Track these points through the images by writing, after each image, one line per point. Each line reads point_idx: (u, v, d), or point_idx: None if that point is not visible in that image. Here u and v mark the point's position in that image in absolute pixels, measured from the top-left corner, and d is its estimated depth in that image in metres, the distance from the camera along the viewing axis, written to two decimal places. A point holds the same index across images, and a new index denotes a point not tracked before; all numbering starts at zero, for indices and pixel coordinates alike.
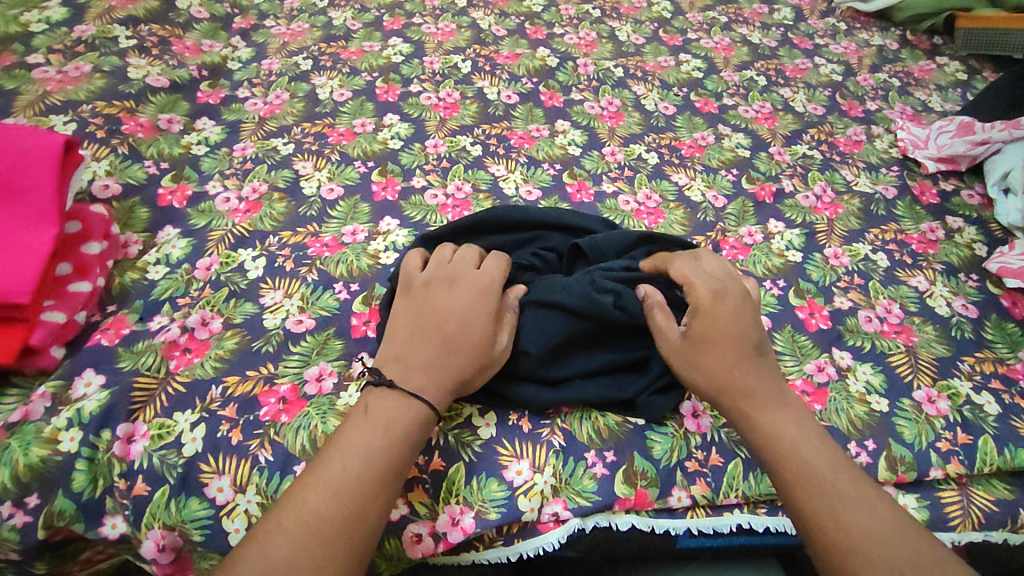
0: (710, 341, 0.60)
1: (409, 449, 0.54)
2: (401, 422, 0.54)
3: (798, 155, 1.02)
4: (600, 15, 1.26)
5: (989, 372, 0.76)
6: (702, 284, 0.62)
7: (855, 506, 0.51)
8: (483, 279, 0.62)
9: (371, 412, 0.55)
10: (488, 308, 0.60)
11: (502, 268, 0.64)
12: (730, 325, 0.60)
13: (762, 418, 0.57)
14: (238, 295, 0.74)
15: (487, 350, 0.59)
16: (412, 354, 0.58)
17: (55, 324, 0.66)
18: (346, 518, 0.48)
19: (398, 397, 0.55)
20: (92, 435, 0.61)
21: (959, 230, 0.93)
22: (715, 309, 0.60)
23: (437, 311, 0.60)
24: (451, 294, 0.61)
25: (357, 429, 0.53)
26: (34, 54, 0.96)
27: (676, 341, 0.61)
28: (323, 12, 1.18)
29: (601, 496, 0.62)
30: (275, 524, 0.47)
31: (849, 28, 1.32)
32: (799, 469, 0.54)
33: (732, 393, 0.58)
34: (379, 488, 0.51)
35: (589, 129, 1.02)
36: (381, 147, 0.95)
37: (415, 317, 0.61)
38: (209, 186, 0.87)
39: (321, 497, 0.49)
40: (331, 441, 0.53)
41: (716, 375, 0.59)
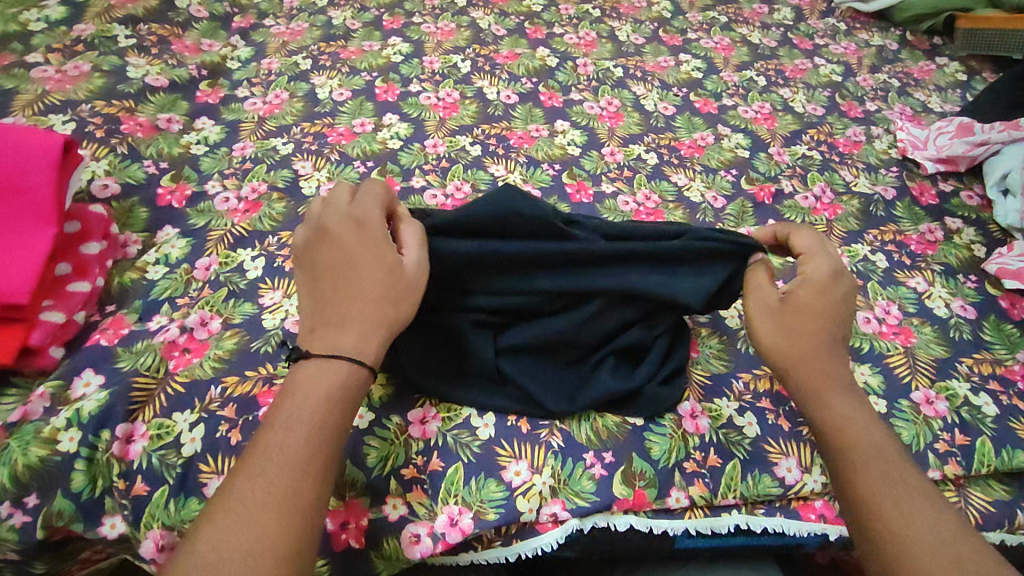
0: (807, 313, 0.60)
1: (336, 418, 0.52)
2: (321, 393, 0.52)
3: (797, 155, 1.02)
4: (600, 15, 1.26)
5: (988, 373, 0.76)
6: (821, 265, 0.62)
7: (919, 501, 0.52)
8: (357, 220, 0.59)
9: (293, 388, 0.53)
10: (375, 238, 0.59)
11: (374, 199, 0.61)
12: (831, 303, 0.61)
13: (838, 401, 0.58)
14: (237, 295, 0.75)
15: (395, 277, 0.58)
16: (322, 319, 0.57)
17: (54, 324, 0.66)
18: (278, 497, 0.47)
19: (318, 362, 0.54)
20: (91, 435, 0.61)
21: (958, 231, 0.93)
22: (828, 285, 0.61)
23: (328, 267, 0.58)
24: (333, 246, 0.59)
25: (281, 408, 0.52)
26: (34, 53, 0.96)
27: (770, 303, 0.61)
28: (322, 12, 1.18)
29: (600, 497, 0.62)
30: (207, 519, 0.47)
31: (849, 28, 1.32)
32: (866, 455, 0.55)
33: (809, 368, 0.59)
34: (309, 462, 0.49)
35: (589, 129, 1.02)
36: (380, 146, 0.95)
37: (310, 282, 0.59)
38: (208, 186, 0.87)
39: (249, 484, 0.48)
40: (260, 425, 0.52)
41: (801, 347, 0.59)
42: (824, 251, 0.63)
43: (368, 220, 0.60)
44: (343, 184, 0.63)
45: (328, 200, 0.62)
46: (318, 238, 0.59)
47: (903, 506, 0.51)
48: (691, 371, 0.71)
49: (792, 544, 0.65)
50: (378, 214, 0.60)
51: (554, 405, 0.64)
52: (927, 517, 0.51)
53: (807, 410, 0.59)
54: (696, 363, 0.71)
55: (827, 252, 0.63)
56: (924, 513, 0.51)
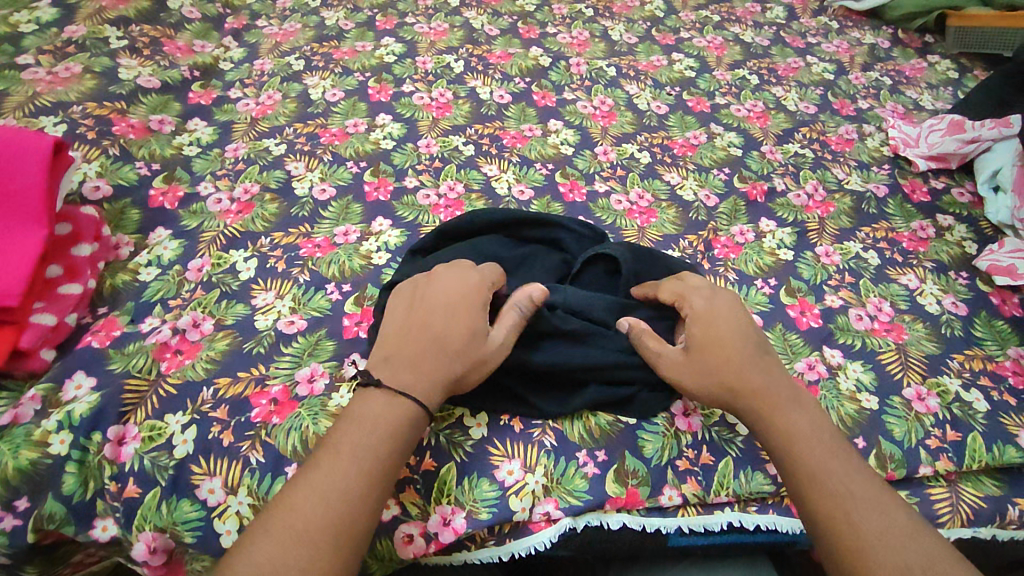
0: (711, 346, 0.60)
1: (398, 452, 0.52)
2: (384, 425, 0.53)
3: (789, 154, 1.02)
4: (593, 15, 1.26)
5: (979, 369, 0.76)
6: (695, 296, 0.64)
7: (869, 509, 0.51)
8: (471, 278, 0.62)
9: (359, 414, 0.54)
10: (475, 299, 0.60)
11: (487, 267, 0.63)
12: (726, 326, 0.61)
13: (780, 415, 0.58)
14: (230, 296, 0.74)
15: (476, 341, 0.58)
16: (398, 352, 0.58)
17: (44, 327, 0.66)
18: (335, 519, 0.48)
19: (386, 395, 0.55)
20: (82, 438, 0.61)
21: (949, 228, 0.94)
22: (715, 313, 0.62)
23: (425, 305, 0.60)
24: (439, 292, 0.60)
25: (344, 434, 0.52)
26: (24, 54, 0.95)
27: (678, 355, 0.61)
28: (315, 13, 1.18)
29: (593, 495, 0.62)
30: (260, 530, 0.47)
31: (840, 27, 1.32)
32: (814, 469, 0.54)
33: (743, 393, 0.59)
34: (367, 491, 0.50)
35: (581, 128, 1.02)
36: (373, 147, 0.95)
37: (404, 317, 0.60)
38: (200, 188, 0.86)
39: (306, 500, 0.48)
40: (321, 446, 0.52)
41: (726, 378, 0.59)
42: (692, 288, 0.65)
43: (476, 282, 0.61)
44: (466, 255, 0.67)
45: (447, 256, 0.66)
46: (426, 282, 0.62)
47: (854, 515, 0.51)
48: None
49: (784, 541, 0.65)
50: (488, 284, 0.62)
51: (548, 408, 0.64)
52: (879, 526, 0.50)
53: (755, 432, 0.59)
54: None
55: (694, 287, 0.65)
56: (875, 518, 0.50)
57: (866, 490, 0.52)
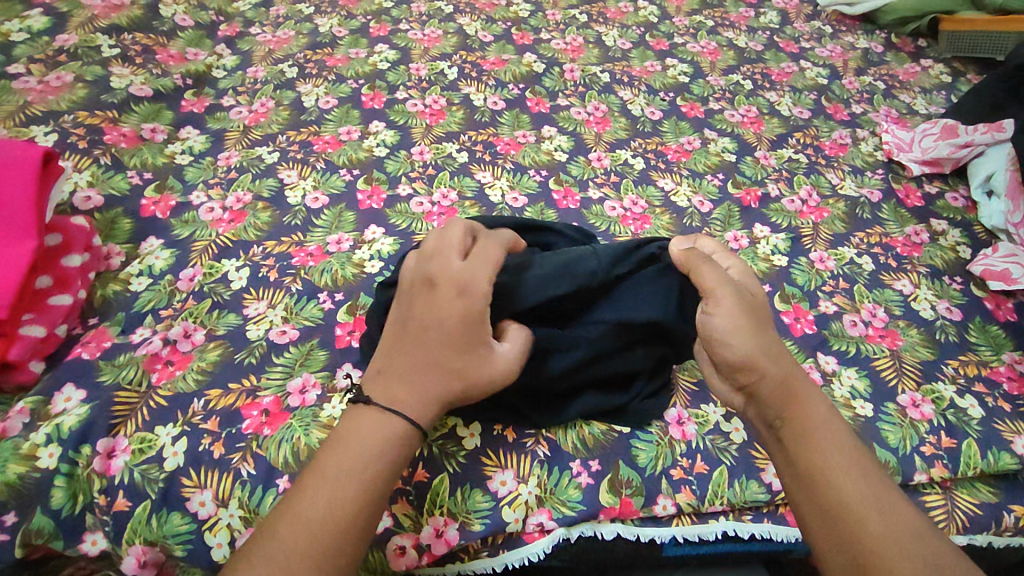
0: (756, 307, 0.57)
1: (383, 475, 0.51)
2: (370, 448, 0.51)
3: (783, 159, 1.02)
4: (587, 21, 1.26)
5: (973, 375, 0.76)
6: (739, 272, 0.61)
7: (897, 504, 0.48)
8: (467, 286, 0.55)
9: (345, 437, 0.53)
10: (470, 315, 0.54)
11: (489, 270, 0.56)
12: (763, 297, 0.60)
13: (804, 393, 0.54)
14: (221, 306, 0.74)
15: (472, 363, 0.54)
16: (392, 368, 0.56)
17: (34, 339, 0.65)
18: (320, 550, 0.46)
19: (375, 413, 0.53)
20: (71, 450, 0.60)
21: (943, 233, 0.94)
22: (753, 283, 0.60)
23: (421, 322, 0.55)
24: (435, 307, 0.55)
25: (330, 458, 0.51)
26: (15, 63, 0.95)
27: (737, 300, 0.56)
28: (308, 20, 1.18)
29: (586, 505, 0.62)
30: (245, 563, 0.46)
31: (834, 31, 1.33)
32: (842, 453, 0.51)
33: (779, 361, 0.54)
34: (354, 518, 0.48)
35: (576, 134, 1.02)
36: (366, 154, 0.94)
37: (400, 329, 0.57)
38: (193, 197, 0.86)
39: (290, 532, 0.47)
40: (308, 472, 0.51)
41: (767, 343, 0.55)
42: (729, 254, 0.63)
43: (473, 295, 0.55)
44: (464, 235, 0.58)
45: (441, 244, 0.57)
46: (421, 286, 0.56)
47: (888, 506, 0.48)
48: (676, 377, 0.71)
49: (780, 550, 0.65)
50: (488, 289, 0.55)
51: (541, 418, 0.64)
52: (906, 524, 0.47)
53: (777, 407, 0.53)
54: (682, 368, 0.71)
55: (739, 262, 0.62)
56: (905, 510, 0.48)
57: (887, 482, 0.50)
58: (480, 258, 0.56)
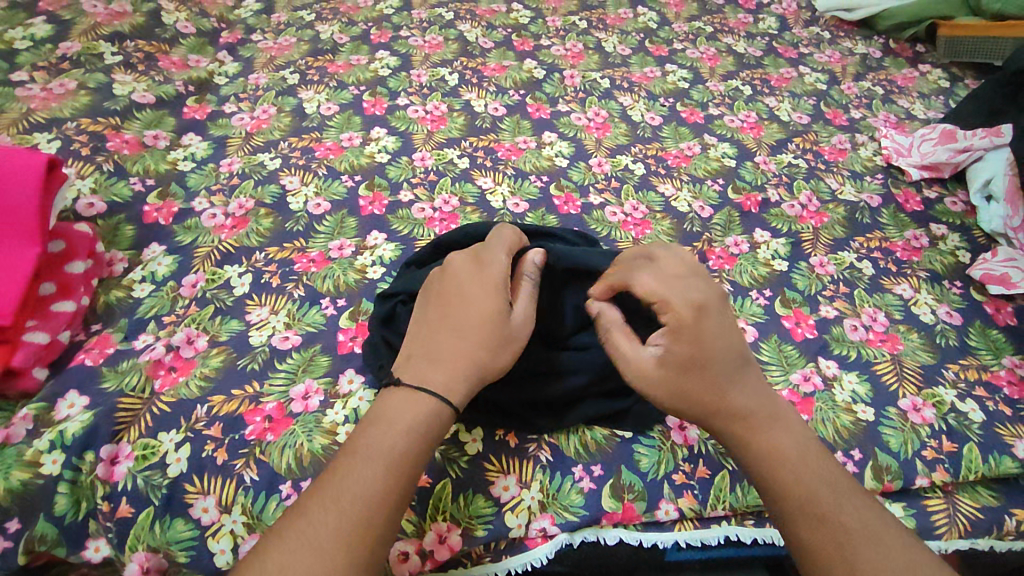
0: (689, 363, 0.56)
1: (416, 454, 0.51)
2: (404, 426, 0.52)
3: (783, 164, 1.03)
4: (586, 27, 1.27)
5: (974, 379, 0.76)
6: (680, 303, 0.57)
7: (853, 531, 0.50)
8: (485, 260, 0.60)
9: (380, 416, 0.53)
10: (491, 279, 0.58)
11: (504, 245, 0.61)
12: (715, 333, 0.56)
13: (762, 437, 0.55)
14: (224, 312, 0.74)
15: (500, 320, 0.56)
16: (420, 350, 0.57)
17: (37, 345, 0.66)
18: (350, 525, 0.46)
19: (406, 394, 0.54)
20: (75, 457, 0.61)
21: (943, 237, 0.94)
22: (696, 326, 0.56)
23: (442, 299, 0.58)
24: (454, 283, 0.59)
25: (365, 437, 0.51)
26: (19, 71, 0.95)
27: (657, 364, 0.56)
28: (310, 27, 1.18)
29: (589, 510, 0.62)
30: (275, 537, 0.46)
31: (833, 37, 1.34)
32: (802, 496, 0.52)
33: (723, 411, 0.55)
34: (388, 495, 0.48)
35: (576, 140, 1.02)
36: (368, 160, 0.95)
37: (425, 313, 0.59)
38: (195, 203, 0.86)
39: (322, 507, 0.47)
40: (343, 451, 0.51)
41: (699, 398, 0.55)
42: (679, 282, 0.59)
43: (492, 263, 0.59)
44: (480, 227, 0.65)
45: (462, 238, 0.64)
46: (438, 275, 0.61)
47: (850, 551, 0.49)
48: None
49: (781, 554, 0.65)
50: (503, 260, 0.60)
51: (542, 424, 0.64)
52: (865, 550, 0.49)
53: (735, 455, 0.56)
54: None
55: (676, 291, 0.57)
56: (870, 549, 0.49)
57: (858, 519, 0.51)
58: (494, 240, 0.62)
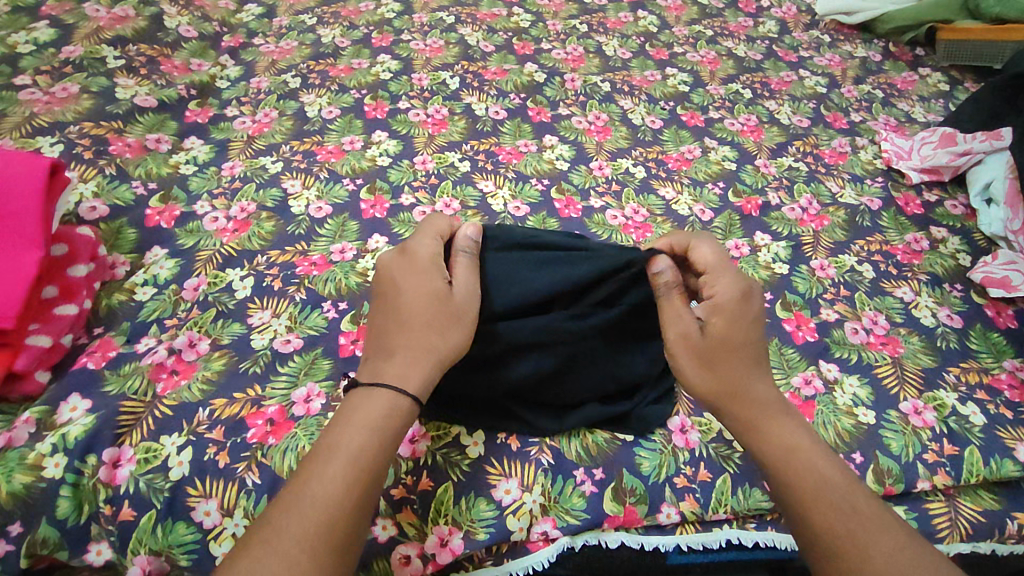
0: (722, 343, 0.56)
1: (381, 449, 0.50)
2: (368, 423, 0.51)
3: (783, 167, 1.03)
4: (587, 30, 1.27)
5: (975, 382, 0.76)
6: (725, 288, 0.58)
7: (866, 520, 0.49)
8: (410, 249, 0.60)
9: (341, 415, 0.52)
10: (422, 264, 0.58)
11: (430, 231, 0.61)
12: (747, 323, 0.57)
13: (779, 427, 0.54)
14: (226, 315, 0.74)
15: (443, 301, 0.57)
16: (373, 348, 0.57)
17: (39, 348, 0.66)
18: (316, 526, 0.46)
19: (363, 392, 0.53)
20: (77, 460, 0.61)
21: (943, 240, 0.94)
22: (737, 309, 0.57)
23: (379, 295, 0.58)
24: (386, 276, 0.59)
25: (328, 438, 0.50)
26: (22, 75, 0.96)
27: (691, 339, 0.56)
28: (311, 30, 1.19)
29: (590, 514, 0.62)
30: (243, 546, 0.45)
31: (832, 40, 1.34)
32: (818, 484, 0.51)
33: (740, 397, 0.55)
34: (349, 495, 0.48)
35: (577, 143, 1.03)
36: (369, 164, 0.95)
37: (370, 315, 0.59)
38: (197, 207, 0.87)
39: (287, 512, 0.46)
40: (309, 452, 0.50)
41: (730, 378, 0.55)
42: (724, 268, 0.59)
43: (420, 251, 0.59)
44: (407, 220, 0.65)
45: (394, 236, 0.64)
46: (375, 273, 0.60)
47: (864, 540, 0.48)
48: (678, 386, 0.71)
49: (783, 557, 0.65)
50: (427, 245, 0.60)
51: (544, 425, 0.65)
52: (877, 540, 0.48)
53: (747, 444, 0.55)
54: None
55: (729, 271, 0.58)
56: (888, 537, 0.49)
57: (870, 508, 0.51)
58: (421, 229, 0.62)
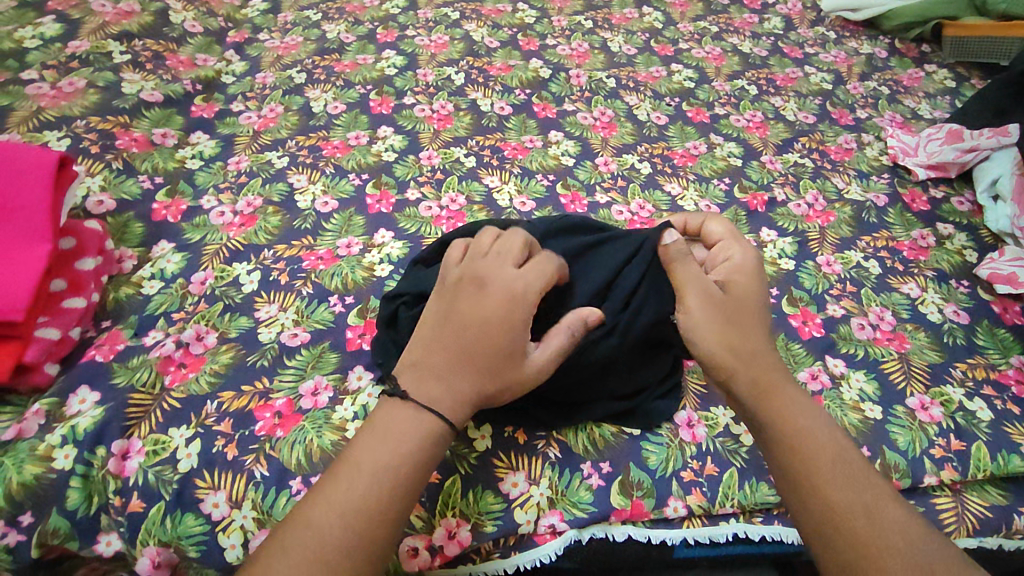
0: (742, 306, 0.58)
1: (420, 468, 0.50)
2: (411, 443, 0.51)
3: (789, 163, 1.03)
4: (592, 26, 1.27)
5: (982, 378, 0.76)
6: (742, 258, 0.61)
7: (880, 498, 0.49)
8: (516, 286, 0.55)
9: (380, 429, 0.52)
10: (522, 316, 0.54)
11: (543, 273, 0.56)
12: (761, 289, 0.60)
13: (789, 402, 0.54)
14: (233, 309, 0.75)
15: (515, 361, 0.54)
16: (428, 362, 0.54)
17: (49, 341, 0.66)
18: (355, 538, 0.46)
19: (410, 409, 0.52)
20: (86, 452, 0.61)
21: (949, 237, 0.94)
22: (752, 276, 0.60)
23: (462, 316, 0.55)
24: (480, 301, 0.54)
25: (355, 454, 0.50)
26: (28, 69, 0.96)
27: (712, 296, 0.57)
28: (316, 26, 1.19)
29: (597, 507, 0.62)
30: (278, 548, 0.46)
31: (838, 37, 1.34)
32: (832, 462, 0.51)
33: (757, 361, 0.55)
34: (387, 511, 0.48)
35: (582, 139, 1.02)
36: (374, 159, 0.95)
37: (441, 324, 0.56)
38: (203, 201, 0.87)
39: (324, 521, 0.47)
40: (333, 467, 0.51)
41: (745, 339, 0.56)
42: (737, 238, 0.63)
43: (528, 296, 0.55)
44: (519, 236, 0.59)
45: (501, 246, 0.58)
46: (469, 286, 0.56)
47: (857, 525, 0.47)
48: (685, 380, 0.71)
49: (789, 550, 0.65)
50: (535, 295, 0.55)
51: (551, 419, 0.65)
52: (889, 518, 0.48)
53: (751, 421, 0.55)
54: (693, 371, 0.72)
55: (741, 242, 0.63)
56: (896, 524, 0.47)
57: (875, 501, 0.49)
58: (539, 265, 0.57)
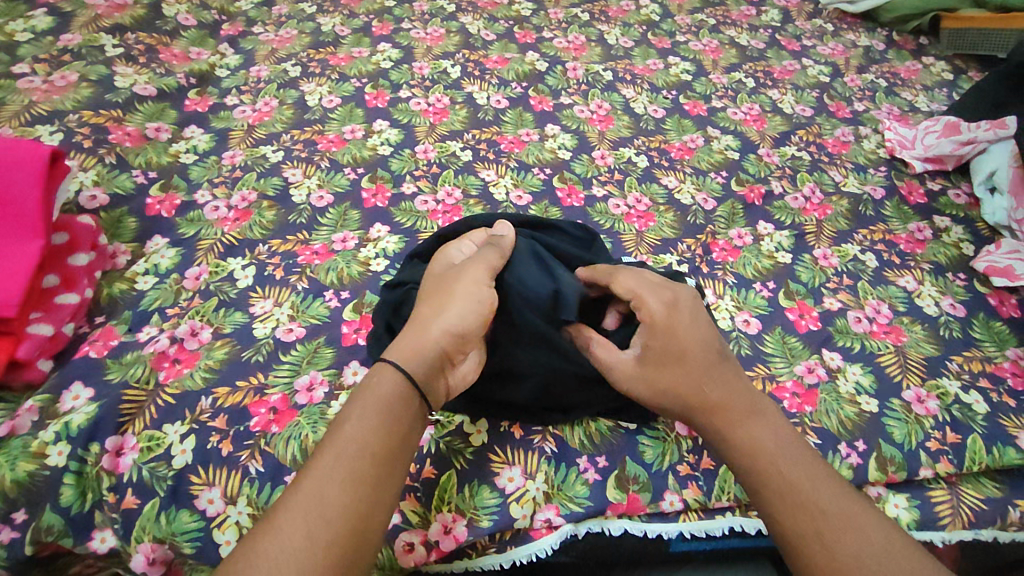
0: (665, 357, 0.57)
1: (380, 429, 0.49)
2: (367, 398, 0.51)
3: (786, 156, 1.02)
4: (588, 19, 1.26)
5: (977, 371, 0.76)
6: (652, 297, 0.59)
7: (843, 519, 0.49)
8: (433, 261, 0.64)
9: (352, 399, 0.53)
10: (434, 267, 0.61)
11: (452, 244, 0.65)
12: (684, 336, 0.57)
13: (743, 431, 0.55)
14: (228, 304, 0.74)
15: (454, 273, 0.59)
16: None
17: (42, 337, 0.65)
18: (308, 495, 0.45)
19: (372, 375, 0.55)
20: (80, 449, 0.61)
21: (947, 229, 0.94)
22: (671, 320, 0.58)
23: None
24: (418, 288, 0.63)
25: (327, 436, 0.49)
26: (20, 63, 0.95)
27: (633, 361, 0.59)
28: (311, 19, 1.18)
29: (593, 501, 0.62)
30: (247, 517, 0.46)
31: (835, 29, 1.33)
32: (789, 487, 0.51)
33: (702, 405, 0.56)
34: (343, 470, 0.47)
35: (579, 133, 1.02)
36: (370, 153, 0.95)
37: None
38: (197, 196, 0.86)
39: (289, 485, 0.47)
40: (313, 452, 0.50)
41: (676, 384, 0.57)
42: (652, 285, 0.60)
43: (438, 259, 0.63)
44: None
45: None
46: None
47: (819, 538, 0.49)
48: None
49: None
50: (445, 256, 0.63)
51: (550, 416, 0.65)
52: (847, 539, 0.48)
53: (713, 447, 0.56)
54: None
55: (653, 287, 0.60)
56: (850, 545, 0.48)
57: (838, 508, 0.50)
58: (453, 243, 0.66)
